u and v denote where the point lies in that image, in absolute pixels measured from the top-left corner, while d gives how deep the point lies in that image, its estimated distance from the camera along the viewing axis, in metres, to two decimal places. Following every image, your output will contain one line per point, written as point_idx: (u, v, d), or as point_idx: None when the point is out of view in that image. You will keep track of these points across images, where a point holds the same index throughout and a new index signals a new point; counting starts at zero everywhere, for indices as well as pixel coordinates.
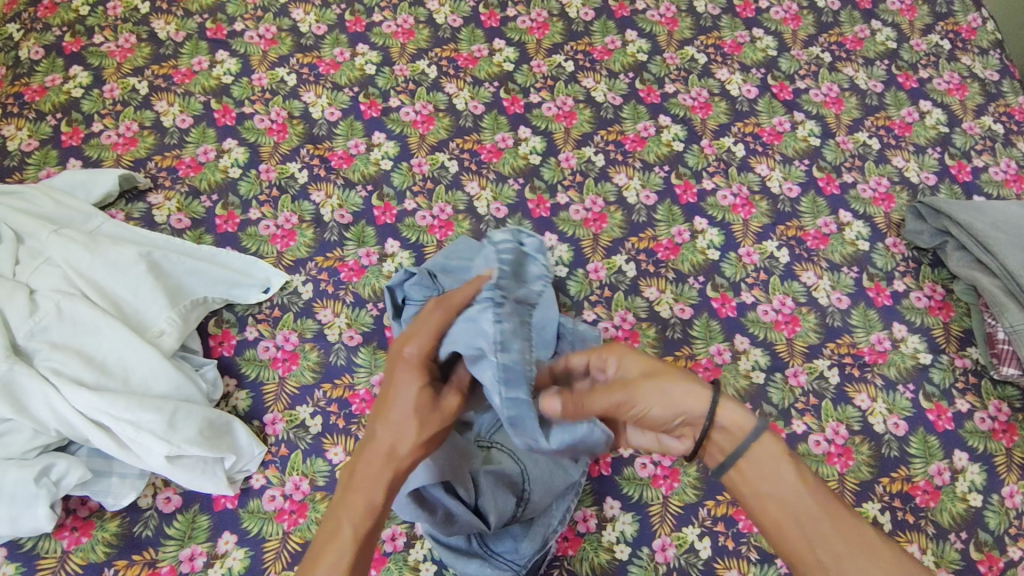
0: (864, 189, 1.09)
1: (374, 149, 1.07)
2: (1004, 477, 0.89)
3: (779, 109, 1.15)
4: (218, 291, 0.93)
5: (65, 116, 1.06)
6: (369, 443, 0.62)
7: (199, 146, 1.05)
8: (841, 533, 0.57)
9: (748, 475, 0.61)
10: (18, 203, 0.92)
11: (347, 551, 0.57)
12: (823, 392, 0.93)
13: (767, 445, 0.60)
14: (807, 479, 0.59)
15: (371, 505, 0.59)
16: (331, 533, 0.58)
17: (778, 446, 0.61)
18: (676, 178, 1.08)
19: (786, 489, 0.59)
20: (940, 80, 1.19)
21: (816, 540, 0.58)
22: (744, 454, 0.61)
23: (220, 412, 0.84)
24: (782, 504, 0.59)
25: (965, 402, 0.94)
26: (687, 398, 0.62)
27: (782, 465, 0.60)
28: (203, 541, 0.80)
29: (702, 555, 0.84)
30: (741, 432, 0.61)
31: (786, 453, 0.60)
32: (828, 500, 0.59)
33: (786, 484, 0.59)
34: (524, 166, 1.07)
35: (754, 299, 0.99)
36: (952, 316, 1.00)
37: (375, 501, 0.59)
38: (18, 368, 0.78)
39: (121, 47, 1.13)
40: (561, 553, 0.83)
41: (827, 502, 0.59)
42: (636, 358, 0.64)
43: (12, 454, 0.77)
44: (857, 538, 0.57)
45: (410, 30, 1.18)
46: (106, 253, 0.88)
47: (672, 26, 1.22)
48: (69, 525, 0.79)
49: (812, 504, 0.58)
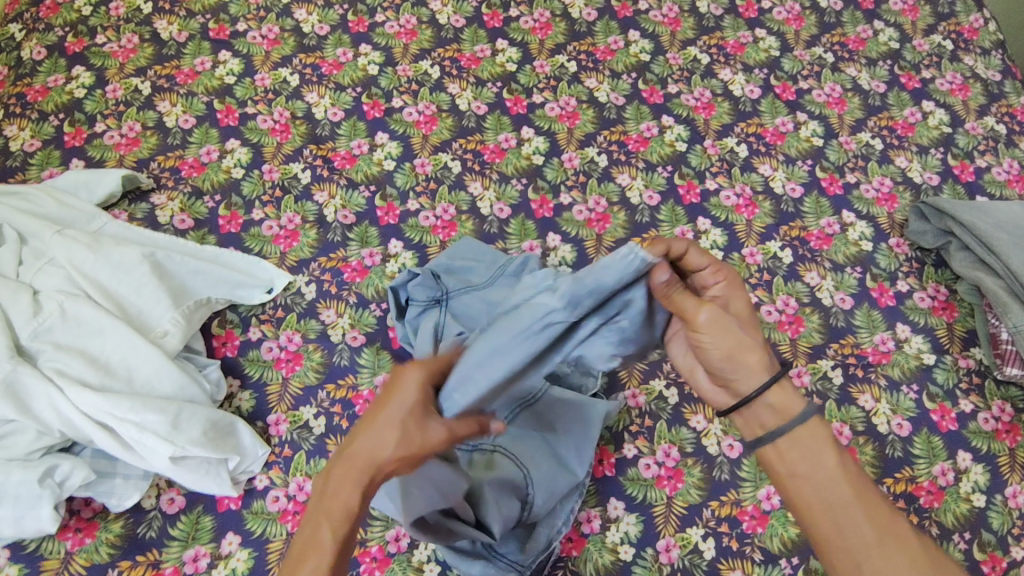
0: (867, 189, 1.09)
1: (377, 149, 1.06)
2: (1007, 478, 0.89)
3: (782, 110, 1.15)
4: (221, 292, 0.92)
5: (67, 117, 1.06)
6: (346, 450, 0.55)
7: (202, 147, 1.05)
8: (877, 528, 0.56)
9: (787, 455, 0.59)
10: (20, 204, 0.92)
11: (327, 557, 0.53)
12: (827, 393, 0.93)
13: (813, 431, 0.58)
14: (848, 469, 0.58)
15: (350, 509, 0.54)
16: (310, 541, 0.54)
17: (820, 431, 0.59)
18: (679, 179, 1.08)
19: (824, 477, 0.57)
20: (943, 81, 1.19)
21: (851, 534, 0.56)
22: (784, 436, 0.58)
23: (223, 413, 0.84)
24: (820, 491, 0.57)
25: (969, 403, 0.94)
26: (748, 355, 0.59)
27: (825, 453, 0.58)
28: (206, 542, 0.80)
29: (706, 556, 0.83)
30: (788, 414, 0.59)
31: (831, 441, 0.58)
32: (866, 493, 0.57)
33: (825, 473, 0.57)
34: (527, 167, 1.07)
35: (758, 299, 0.99)
36: (955, 317, 1.00)
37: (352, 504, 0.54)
38: (22, 369, 0.78)
39: (123, 47, 1.13)
40: (565, 554, 0.83)
41: (867, 493, 0.57)
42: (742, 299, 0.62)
43: (16, 455, 0.77)
44: (891, 533, 0.56)
45: (413, 31, 1.18)
46: (109, 254, 0.88)
47: (675, 26, 1.22)
48: (72, 526, 0.79)
49: (852, 495, 0.56)
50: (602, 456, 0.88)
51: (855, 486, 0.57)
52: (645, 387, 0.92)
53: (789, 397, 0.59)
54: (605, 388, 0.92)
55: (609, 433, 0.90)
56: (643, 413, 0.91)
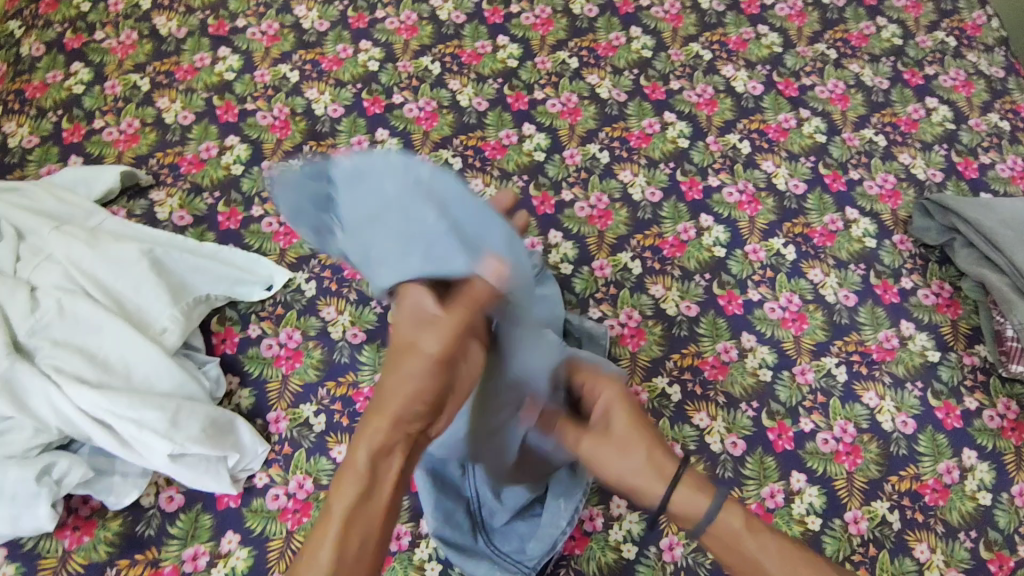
0: (870, 185, 1.08)
1: (377, 146, 1.06)
2: (1013, 476, 0.89)
3: (785, 106, 1.14)
4: (220, 289, 0.92)
5: (66, 114, 1.05)
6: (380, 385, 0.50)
7: (201, 143, 1.04)
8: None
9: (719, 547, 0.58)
10: (19, 200, 0.91)
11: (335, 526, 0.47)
12: (831, 390, 0.93)
13: (727, 518, 0.57)
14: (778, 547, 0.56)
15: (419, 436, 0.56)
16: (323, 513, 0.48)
17: (738, 513, 0.57)
18: (682, 175, 1.07)
19: (753, 562, 0.56)
20: (946, 77, 1.18)
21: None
22: (702, 534, 0.58)
23: (223, 410, 0.83)
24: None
25: (974, 401, 0.93)
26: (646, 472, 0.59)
27: (743, 540, 0.56)
28: (206, 540, 0.79)
29: (710, 555, 0.83)
30: (696, 513, 0.58)
31: (743, 523, 0.57)
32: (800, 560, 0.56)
33: (751, 557, 0.56)
34: (528, 163, 1.06)
35: (761, 296, 0.98)
36: (960, 313, 1.00)
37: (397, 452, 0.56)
38: (19, 366, 0.77)
39: (122, 43, 1.12)
40: (568, 553, 0.82)
41: (799, 561, 0.56)
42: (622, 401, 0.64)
43: (13, 452, 0.76)
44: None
45: (413, 27, 1.17)
46: (108, 251, 0.87)
47: (676, 22, 1.22)
48: (70, 524, 0.79)
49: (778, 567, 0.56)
50: None
51: (778, 555, 0.56)
52: (648, 385, 0.91)
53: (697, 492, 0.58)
54: None
55: None
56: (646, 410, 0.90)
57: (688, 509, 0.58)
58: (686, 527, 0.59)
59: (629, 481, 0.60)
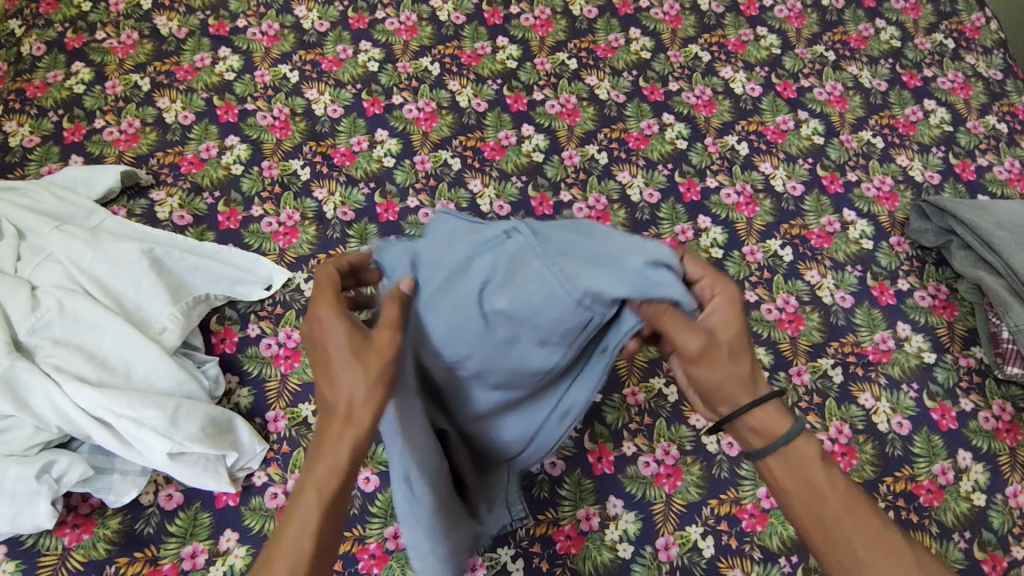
0: (868, 187, 1.09)
1: (377, 146, 1.06)
2: (1008, 477, 0.89)
3: (783, 108, 1.15)
4: (220, 288, 0.92)
5: (67, 113, 1.06)
6: (332, 401, 0.51)
7: (201, 143, 1.05)
8: (869, 529, 0.55)
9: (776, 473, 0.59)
10: (19, 199, 0.92)
11: (310, 531, 0.48)
12: (827, 391, 0.93)
13: (802, 447, 0.58)
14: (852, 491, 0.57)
15: (335, 473, 0.49)
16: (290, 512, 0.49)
17: (814, 446, 0.58)
18: (679, 176, 1.07)
19: (813, 491, 0.57)
20: (944, 80, 1.19)
21: (842, 532, 0.56)
22: (774, 453, 0.58)
23: (222, 409, 0.84)
24: (808, 501, 0.57)
25: (969, 402, 0.94)
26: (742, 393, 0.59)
27: (812, 467, 0.57)
28: (205, 538, 0.80)
29: (705, 554, 0.83)
30: (774, 433, 0.58)
31: (819, 456, 0.58)
32: (869, 514, 0.56)
33: (816, 486, 0.57)
34: (527, 164, 1.07)
35: (758, 298, 0.99)
36: (956, 315, 1.00)
37: (342, 461, 0.49)
38: (19, 364, 0.78)
39: (122, 43, 1.13)
40: (563, 552, 0.83)
41: (866, 514, 0.56)
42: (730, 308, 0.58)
43: (14, 451, 0.77)
44: (875, 534, 0.55)
45: (413, 28, 1.18)
46: (108, 250, 0.88)
47: (675, 24, 1.22)
48: (70, 522, 0.79)
49: (839, 500, 0.56)
50: (601, 454, 0.88)
51: (844, 493, 0.57)
52: (644, 386, 0.92)
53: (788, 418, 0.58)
54: (604, 387, 0.92)
55: (608, 430, 0.89)
56: (642, 411, 0.91)
57: (769, 430, 0.58)
58: (756, 446, 0.59)
59: (738, 393, 0.58)
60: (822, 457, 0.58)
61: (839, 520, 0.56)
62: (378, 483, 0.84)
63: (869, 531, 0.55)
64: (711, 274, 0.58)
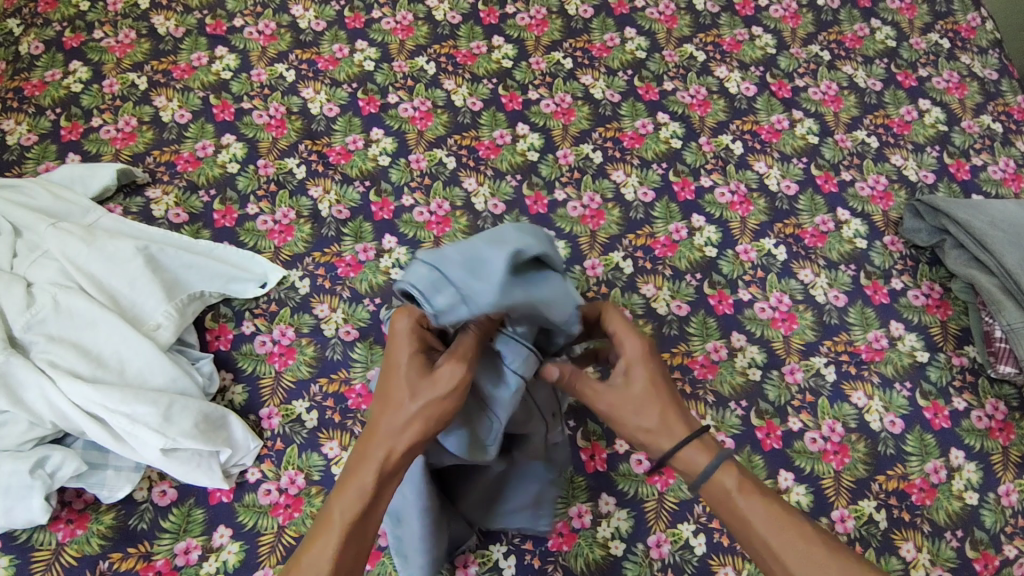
0: (862, 186, 1.09)
1: (372, 145, 1.07)
2: (1000, 476, 0.89)
3: (778, 107, 1.15)
4: (215, 286, 0.93)
5: (64, 112, 1.07)
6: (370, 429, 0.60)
7: (198, 141, 1.05)
8: (797, 549, 0.60)
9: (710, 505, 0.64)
10: (16, 196, 0.93)
11: (336, 533, 0.57)
12: (819, 390, 0.93)
13: (722, 477, 0.63)
14: (776, 513, 0.61)
15: (362, 491, 0.58)
16: (325, 517, 0.58)
17: (734, 472, 0.63)
18: (674, 175, 1.08)
19: (737, 518, 0.62)
20: (939, 79, 1.19)
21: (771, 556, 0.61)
22: (702, 486, 0.64)
23: (216, 406, 0.84)
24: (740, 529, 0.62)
25: (962, 401, 0.94)
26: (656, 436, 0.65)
27: (733, 496, 0.62)
28: (198, 534, 0.80)
29: (697, 552, 0.83)
30: (697, 467, 0.64)
31: (738, 482, 0.63)
32: (796, 533, 0.61)
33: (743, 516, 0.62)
34: (522, 163, 1.07)
35: (751, 296, 0.99)
36: (950, 314, 1.00)
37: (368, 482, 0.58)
38: (14, 360, 0.79)
39: (120, 42, 1.13)
40: (556, 549, 0.83)
41: (792, 533, 0.61)
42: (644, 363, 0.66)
43: (8, 446, 0.77)
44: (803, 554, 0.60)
45: (409, 27, 1.18)
46: (103, 247, 0.88)
47: (671, 23, 1.22)
48: (64, 517, 0.80)
49: (761, 524, 0.61)
50: (594, 452, 0.88)
51: (768, 516, 0.61)
52: None
53: (703, 450, 0.64)
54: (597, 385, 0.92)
55: (601, 428, 0.90)
56: None
57: (686, 463, 0.64)
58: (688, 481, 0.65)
59: (642, 434, 0.65)
60: (743, 483, 0.63)
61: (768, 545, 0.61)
62: None
63: (796, 551, 0.60)
64: (623, 330, 0.68)
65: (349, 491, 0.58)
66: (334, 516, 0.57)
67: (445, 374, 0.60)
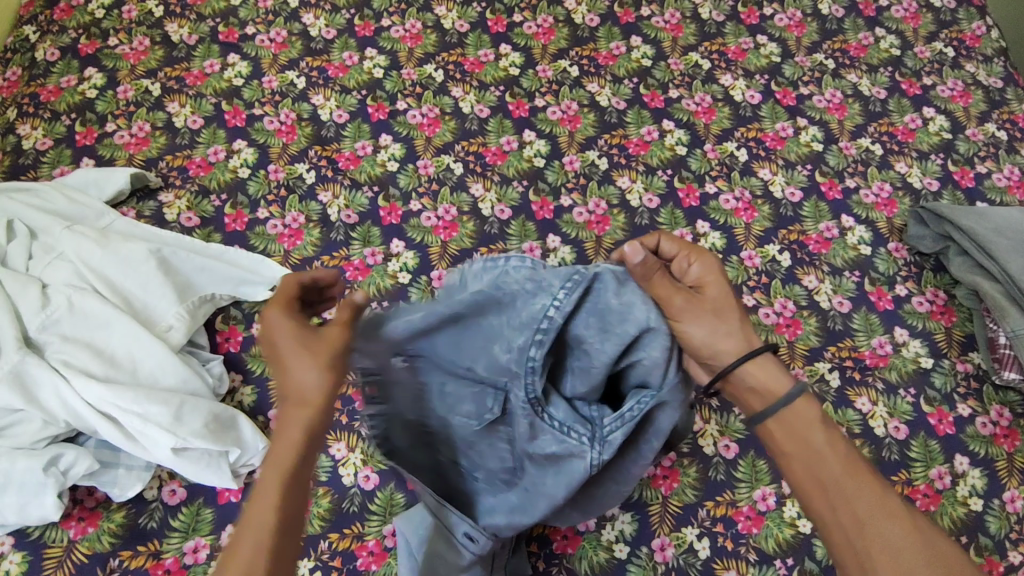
0: (866, 194, 1.10)
1: (381, 150, 1.08)
2: (1005, 482, 0.89)
3: (782, 115, 1.16)
4: (226, 289, 0.94)
5: (79, 117, 1.09)
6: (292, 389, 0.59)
7: (209, 146, 1.07)
8: (882, 512, 0.57)
9: (783, 435, 0.63)
10: (33, 200, 0.94)
11: (271, 490, 0.54)
12: (824, 395, 0.94)
13: (805, 411, 0.63)
14: (862, 473, 0.59)
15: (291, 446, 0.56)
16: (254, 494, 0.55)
17: (815, 409, 0.63)
18: (679, 182, 1.09)
19: (817, 454, 0.61)
20: (943, 88, 1.20)
21: (848, 514, 0.58)
22: (777, 413, 0.63)
23: (225, 406, 0.85)
24: (808, 465, 0.61)
25: (966, 407, 0.94)
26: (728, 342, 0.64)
27: (813, 431, 0.62)
28: (206, 533, 0.81)
29: (701, 556, 0.84)
30: (775, 395, 0.63)
31: (819, 418, 0.62)
32: (886, 504, 0.58)
33: (816, 446, 0.61)
34: (528, 169, 1.08)
35: (756, 302, 1.00)
36: (954, 321, 1.00)
37: (296, 435, 0.57)
38: (29, 360, 0.80)
39: (134, 49, 1.16)
40: (560, 552, 0.84)
41: (884, 505, 0.58)
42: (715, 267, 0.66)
43: (22, 444, 0.79)
44: (885, 513, 0.57)
45: (418, 35, 1.20)
46: (117, 250, 0.90)
47: (676, 32, 1.23)
48: (76, 515, 0.81)
49: (841, 462, 0.60)
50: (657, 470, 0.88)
51: (841, 453, 0.60)
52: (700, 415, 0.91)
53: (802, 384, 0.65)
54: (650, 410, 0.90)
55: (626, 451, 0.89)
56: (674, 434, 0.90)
57: (766, 392, 0.64)
58: (760, 408, 0.64)
59: (723, 340, 0.64)
60: (821, 419, 0.62)
61: (840, 485, 0.59)
62: (378, 482, 0.85)
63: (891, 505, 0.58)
64: (686, 249, 0.67)
65: (276, 456, 0.56)
66: (267, 489, 0.54)
67: (330, 336, 0.62)
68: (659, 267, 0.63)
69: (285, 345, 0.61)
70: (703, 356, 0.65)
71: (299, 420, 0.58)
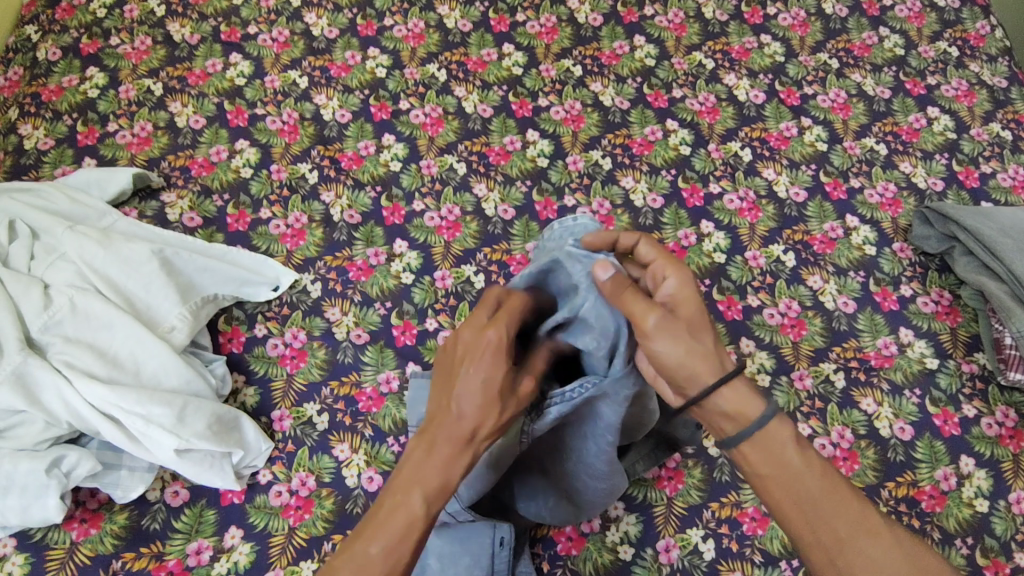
0: (871, 194, 1.09)
1: (384, 150, 1.08)
2: (1011, 483, 0.89)
3: (786, 115, 1.15)
4: (228, 289, 0.94)
5: (80, 117, 1.08)
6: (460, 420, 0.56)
7: (211, 146, 1.07)
8: (862, 530, 0.57)
9: (754, 458, 0.60)
10: (34, 200, 0.94)
11: (417, 523, 0.54)
12: (828, 396, 0.93)
13: (778, 431, 0.60)
14: (842, 493, 0.58)
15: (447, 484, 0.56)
16: (399, 503, 0.55)
17: (788, 430, 0.60)
18: (683, 182, 1.08)
19: (796, 478, 0.58)
20: (948, 87, 1.19)
21: (828, 533, 0.57)
22: (748, 439, 0.59)
23: (228, 407, 0.85)
24: (788, 488, 0.58)
25: (972, 408, 0.94)
26: (700, 365, 0.59)
27: (788, 451, 0.59)
28: (210, 535, 0.81)
29: (706, 557, 0.83)
30: (746, 418, 0.59)
31: (793, 439, 0.59)
32: (868, 522, 0.58)
33: (791, 468, 0.59)
34: (532, 169, 1.08)
35: (760, 303, 0.99)
36: (960, 321, 1.00)
37: (452, 474, 0.56)
38: (31, 361, 0.80)
39: (136, 49, 1.15)
40: (565, 553, 0.83)
41: (865, 523, 0.58)
42: (687, 281, 0.60)
43: (24, 445, 0.78)
44: (866, 531, 0.57)
45: (421, 35, 1.19)
46: (120, 250, 0.89)
47: (680, 32, 1.23)
48: (78, 517, 0.80)
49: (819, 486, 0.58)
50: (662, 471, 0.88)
51: (820, 475, 0.58)
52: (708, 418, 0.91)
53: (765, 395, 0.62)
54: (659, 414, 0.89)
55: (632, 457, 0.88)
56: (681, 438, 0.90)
57: (736, 416, 0.60)
58: (731, 431, 0.60)
59: (698, 361, 0.59)
60: (794, 439, 0.60)
61: (821, 510, 0.58)
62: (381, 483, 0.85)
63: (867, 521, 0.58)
64: (663, 258, 0.62)
65: (428, 484, 0.55)
66: (410, 512, 0.54)
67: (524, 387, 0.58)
68: (629, 283, 0.58)
69: (499, 380, 0.56)
70: (679, 378, 0.59)
71: (465, 462, 0.56)
